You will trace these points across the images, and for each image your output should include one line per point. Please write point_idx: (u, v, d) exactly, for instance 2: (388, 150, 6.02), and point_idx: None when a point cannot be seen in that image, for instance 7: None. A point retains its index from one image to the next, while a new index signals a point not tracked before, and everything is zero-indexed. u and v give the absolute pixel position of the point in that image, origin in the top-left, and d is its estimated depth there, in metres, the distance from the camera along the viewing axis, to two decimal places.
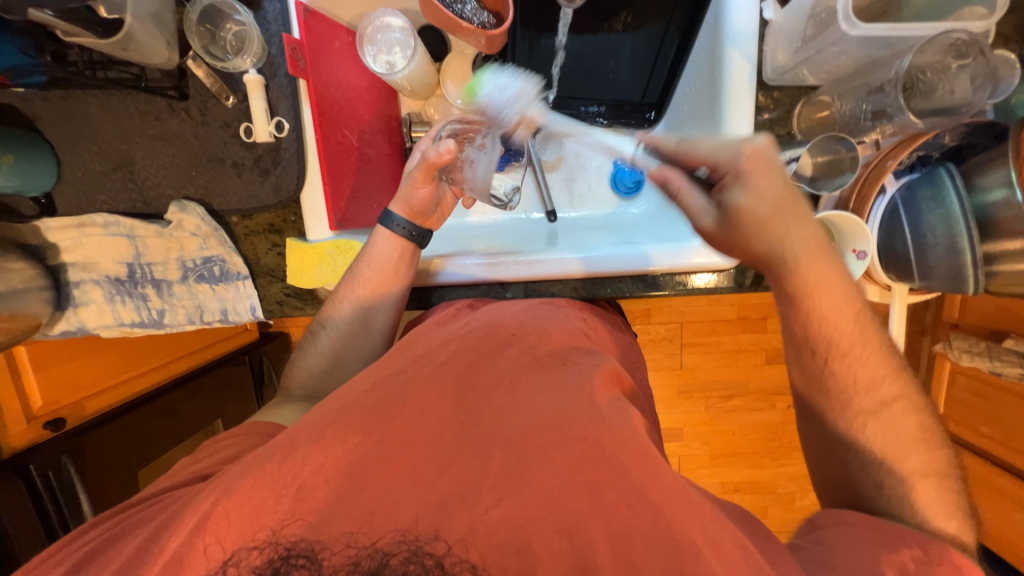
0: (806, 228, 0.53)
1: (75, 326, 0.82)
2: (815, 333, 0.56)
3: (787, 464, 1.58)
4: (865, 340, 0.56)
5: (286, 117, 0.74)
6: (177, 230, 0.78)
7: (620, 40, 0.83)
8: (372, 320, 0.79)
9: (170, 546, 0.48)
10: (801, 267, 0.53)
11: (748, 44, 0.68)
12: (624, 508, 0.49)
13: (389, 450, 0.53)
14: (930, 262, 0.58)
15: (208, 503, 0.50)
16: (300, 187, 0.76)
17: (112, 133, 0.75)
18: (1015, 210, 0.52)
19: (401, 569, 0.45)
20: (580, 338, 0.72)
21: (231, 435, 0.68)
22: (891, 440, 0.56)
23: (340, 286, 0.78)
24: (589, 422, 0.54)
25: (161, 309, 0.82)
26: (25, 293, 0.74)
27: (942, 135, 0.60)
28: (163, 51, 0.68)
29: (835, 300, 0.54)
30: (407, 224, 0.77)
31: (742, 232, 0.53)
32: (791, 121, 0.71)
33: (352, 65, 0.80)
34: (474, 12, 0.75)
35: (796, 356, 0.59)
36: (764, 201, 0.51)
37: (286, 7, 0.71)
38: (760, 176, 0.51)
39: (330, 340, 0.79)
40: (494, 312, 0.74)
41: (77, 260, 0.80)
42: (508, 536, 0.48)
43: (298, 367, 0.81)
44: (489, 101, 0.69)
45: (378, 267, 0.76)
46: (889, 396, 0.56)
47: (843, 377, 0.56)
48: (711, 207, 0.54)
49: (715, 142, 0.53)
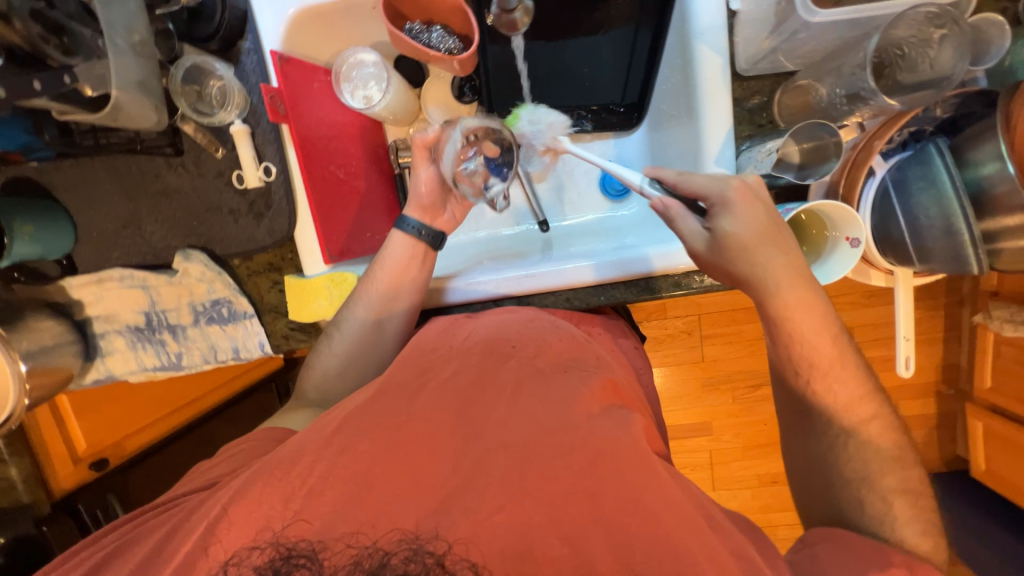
0: (782, 265, 0.56)
1: (104, 374, 0.90)
2: (798, 356, 0.58)
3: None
4: (846, 362, 0.58)
5: (273, 161, 0.77)
6: (185, 278, 0.82)
7: (591, 44, 0.83)
8: (386, 323, 0.78)
9: (182, 549, 0.51)
10: (785, 295, 0.56)
11: (717, 37, 0.66)
12: (625, 516, 0.50)
13: (395, 456, 0.54)
14: (928, 245, 0.55)
15: (218, 508, 0.52)
16: (293, 226, 0.79)
17: (118, 194, 0.80)
18: (1009, 183, 0.48)
19: (401, 568, 0.47)
20: (582, 348, 0.70)
21: (250, 438, 0.71)
22: (878, 442, 0.58)
23: (355, 291, 0.80)
24: (589, 433, 0.54)
25: (179, 351, 0.88)
26: (56, 349, 0.82)
27: (932, 108, 0.59)
28: (151, 114, 0.67)
29: (813, 328, 0.57)
30: (419, 225, 0.80)
31: (730, 256, 0.55)
32: (772, 108, 0.69)
33: (334, 103, 0.82)
34: (440, 39, 0.76)
35: (779, 382, 0.63)
36: (750, 229, 0.54)
37: (262, 58, 0.74)
38: (744, 209, 0.55)
39: (343, 343, 0.79)
40: (494, 326, 0.72)
41: (100, 313, 0.87)
42: (509, 542, 0.49)
43: (312, 367, 0.80)
44: (529, 134, 0.85)
45: (391, 270, 0.78)
46: (866, 417, 0.58)
47: (825, 400, 0.59)
48: (702, 232, 0.57)
49: (705, 177, 0.58)
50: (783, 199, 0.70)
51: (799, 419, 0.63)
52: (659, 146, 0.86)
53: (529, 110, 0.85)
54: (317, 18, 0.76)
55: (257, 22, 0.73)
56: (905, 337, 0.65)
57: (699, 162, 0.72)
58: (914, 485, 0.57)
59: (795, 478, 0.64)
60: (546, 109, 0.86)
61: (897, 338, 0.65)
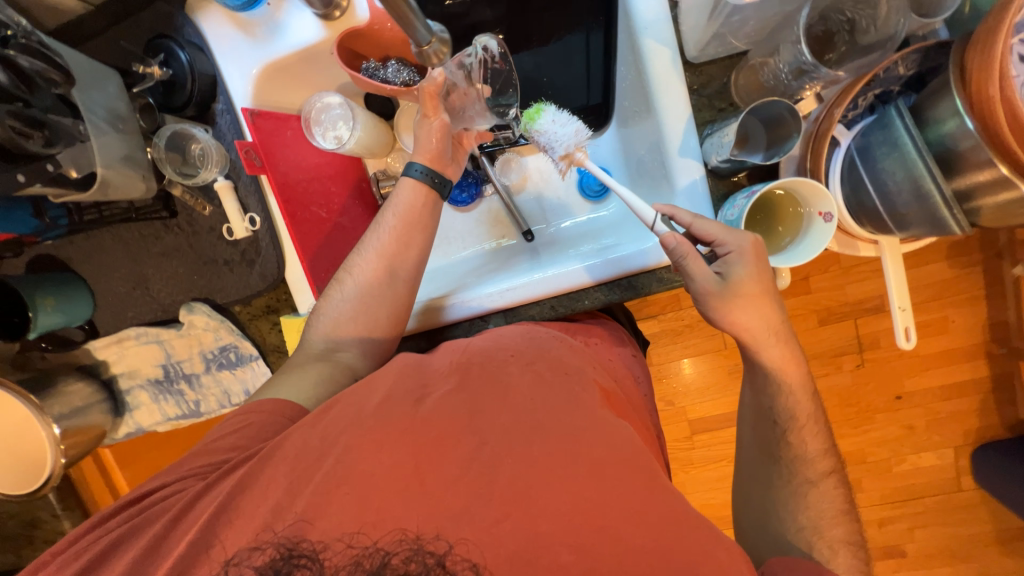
0: (772, 331, 0.63)
1: (134, 427, 0.96)
2: (781, 405, 0.66)
3: (871, 429, 1.36)
4: (816, 416, 0.67)
5: (257, 212, 0.81)
6: (191, 328, 0.87)
7: (551, 54, 0.84)
8: (398, 270, 0.76)
9: (181, 545, 0.52)
10: (773, 346, 0.64)
11: (662, 31, 0.66)
12: (628, 518, 0.51)
13: (401, 460, 0.53)
14: (902, 210, 0.54)
15: (223, 497, 0.54)
16: (282, 268, 0.83)
17: (125, 258, 0.85)
18: (971, 139, 0.47)
19: (403, 567, 0.49)
20: (580, 355, 0.69)
21: (258, 405, 0.65)
22: (835, 495, 0.64)
23: (365, 238, 0.78)
24: (592, 439, 0.54)
25: (197, 399, 0.93)
26: (87, 409, 0.89)
27: (896, 67, 0.57)
28: (139, 184, 0.71)
29: (791, 384, 0.66)
30: (427, 170, 0.78)
31: (737, 300, 0.61)
32: (729, 92, 0.68)
33: (309, 148, 0.87)
34: (395, 73, 0.78)
35: (757, 423, 0.69)
36: (759, 279, 0.61)
37: (235, 117, 0.79)
38: (750, 263, 0.61)
39: (355, 287, 0.74)
40: (493, 339, 0.69)
41: (123, 370, 0.93)
42: (518, 547, 0.49)
43: (321, 316, 0.75)
44: (550, 135, 0.70)
45: (403, 216, 0.76)
46: (826, 469, 0.65)
47: (799, 448, 0.66)
48: (715, 276, 0.61)
49: (720, 226, 0.62)
50: (758, 177, 0.69)
51: (766, 465, 0.67)
52: (630, 143, 0.86)
53: (552, 112, 0.72)
54: (278, 72, 0.79)
55: (225, 84, 0.78)
56: (900, 307, 0.62)
57: (665, 155, 0.71)
58: (855, 539, 0.62)
59: (740, 505, 0.70)
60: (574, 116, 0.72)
61: (892, 309, 0.62)
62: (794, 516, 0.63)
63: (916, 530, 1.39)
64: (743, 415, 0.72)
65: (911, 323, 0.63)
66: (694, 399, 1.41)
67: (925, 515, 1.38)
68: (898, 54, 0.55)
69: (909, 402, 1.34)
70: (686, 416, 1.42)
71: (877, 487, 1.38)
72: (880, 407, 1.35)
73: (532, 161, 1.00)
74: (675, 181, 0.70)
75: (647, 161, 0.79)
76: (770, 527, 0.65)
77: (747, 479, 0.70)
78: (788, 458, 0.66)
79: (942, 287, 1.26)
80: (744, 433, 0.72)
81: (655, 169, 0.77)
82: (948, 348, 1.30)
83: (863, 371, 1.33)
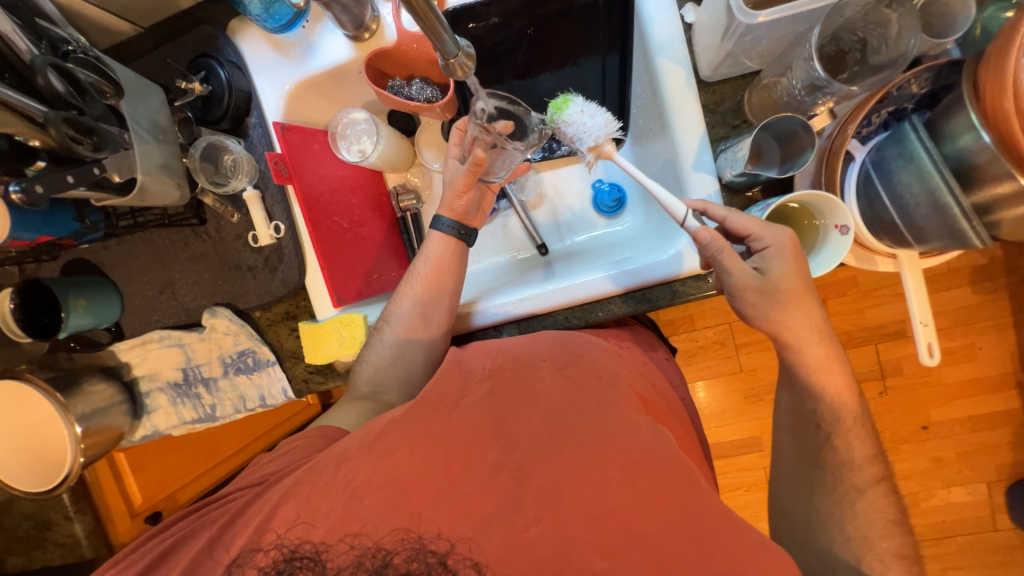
0: (816, 332, 0.64)
1: (151, 430, 0.98)
2: (829, 409, 0.65)
3: (899, 460, 1.30)
4: (861, 420, 0.65)
5: (282, 220, 0.84)
6: (212, 332, 0.89)
7: (568, 76, 0.88)
8: (432, 316, 0.78)
9: (221, 565, 0.53)
10: (806, 351, 0.64)
11: (676, 51, 0.69)
12: (667, 534, 0.49)
13: (433, 465, 0.53)
14: (919, 223, 0.54)
15: (269, 505, 0.54)
16: (303, 275, 0.85)
17: (155, 264, 0.89)
18: (987, 153, 0.49)
19: (404, 566, 0.50)
20: (618, 361, 0.67)
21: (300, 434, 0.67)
22: (885, 506, 0.62)
23: (400, 285, 0.81)
24: (630, 445, 0.53)
25: (213, 403, 0.94)
26: (108, 409, 0.90)
27: (908, 87, 0.59)
28: (173, 191, 0.75)
29: (830, 387, 0.65)
30: (453, 223, 0.80)
31: (778, 297, 0.61)
32: (743, 110, 0.70)
33: (333, 161, 0.90)
34: (419, 90, 0.84)
35: (798, 427, 0.67)
36: (799, 274, 0.61)
37: (268, 129, 0.83)
38: (788, 258, 0.60)
39: (395, 334, 0.78)
40: (525, 341, 0.68)
41: (144, 373, 0.95)
42: (548, 554, 0.49)
43: (366, 361, 0.78)
44: (578, 125, 0.70)
45: (434, 264, 0.79)
46: (872, 477, 0.63)
47: (845, 453, 0.64)
48: (754, 272, 0.61)
49: (754, 220, 0.62)
50: (770, 193, 0.69)
51: (810, 472, 0.66)
52: (643, 160, 0.89)
53: (581, 102, 0.72)
54: (310, 88, 0.84)
55: (259, 100, 0.83)
56: (921, 323, 0.61)
57: (677, 170, 0.72)
58: (908, 552, 0.60)
59: (779, 516, 0.68)
60: (602, 108, 0.72)
61: (913, 324, 0.61)
62: (842, 526, 0.62)
63: (951, 572, 1.31)
64: (779, 421, 0.70)
65: (933, 340, 0.62)
66: (712, 423, 1.37)
67: (959, 555, 1.31)
68: (910, 73, 0.57)
69: (935, 433, 1.29)
70: None
71: (913, 524, 1.31)
72: (905, 437, 1.30)
73: (548, 177, 1.03)
74: (689, 194, 0.71)
75: (661, 176, 0.81)
76: (813, 540, 0.63)
77: (785, 484, 0.68)
78: (834, 463, 0.64)
79: (968, 312, 1.23)
80: (781, 440, 0.70)
81: (670, 185, 0.78)
82: (979, 376, 1.26)
83: (885, 400, 1.29)
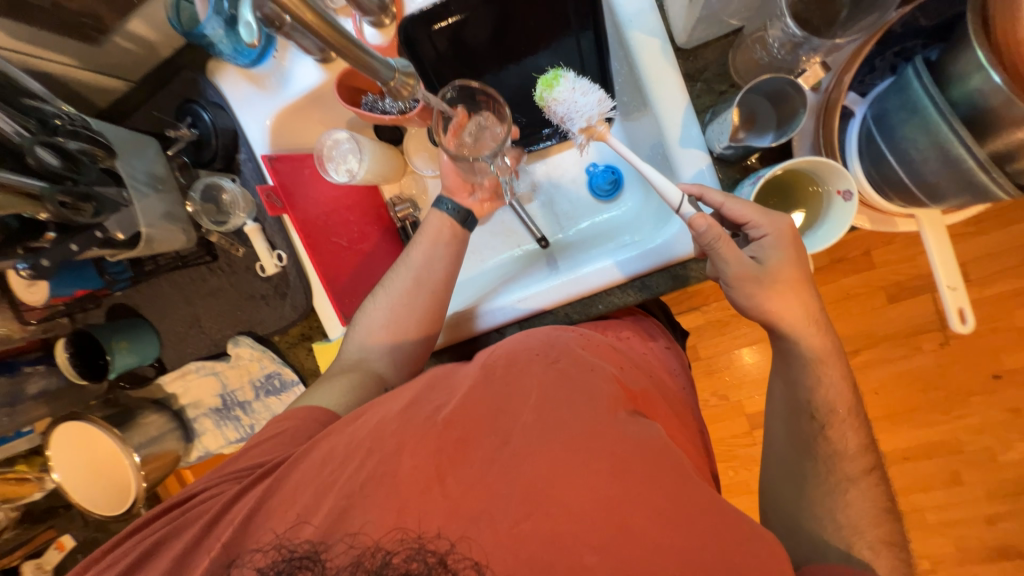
0: (813, 321, 0.59)
1: (203, 452, 1.07)
2: (822, 401, 0.61)
3: (966, 415, 1.20)
4: (856, 409, 0.61)
5: (284, 248, 0.87)
6: (240, 360, 0.95)
7: (541, 63, 0.84)
8: (434, 266, 0.80)
9: (205, 560, 0.55)
10: (809, 338, 0.60)
11: (647, 21, 0.64)
12: (654, 526, 0.49)
13: (423, 463, 0.54)
14: (932, 180, 0.48)
15: (252, 502, 0.57)
16: (310, 298, 0.89)
17: (181, 304, 0.94)
18: (1001, 94, 0.43)
19: (403, 566, 0.50)
20: (604, 355, 0.66)
21: (292, 415, 0.69)
22: (876, 495, 0.59)
23: (406, 248, 0.83)
24: (621, 434, 0.53)
25: (251, 422, 1.01)
26: (162, 437, 1.00)
27: (916, 19, 0.54)
28: (179, 235, 0.80)
29: (830, 373, 0.60)
30: (456, 205, 0.82)
31: (778, 284, 0.57)
32: (729, 73, 0.65)
33: (325, 184, 0.92)
34: (393, 103, 0.81)
35: (791, 417, 0.63)
36: (800, 263, 0.57)
37: (258, 164, 0.86)
38: (787, 247, 0.56)
39: (388, 297, 0.79)
40: (521, 337, 0.68)
41: (190, 402, 1.04)
42: (538, 551, 0.49)
43: (357, 327, 0.81)
44: (569, 104, 0.67)
45: (428, 233, 0.82)
46: (864, 466, 0.60)
47: (838, 444, 0.60)
48: (751, 261, 0.57)
49: (754, 207, 0.57)
50: (770, 160, 0.64)
51: (799, 461, 0.62)
52: (633, 136, 0.84)
53: (572, 78, 0.68)
54: (291, 115, 0.85)
55: (245, 135, 0.85)
56: (948, 286, 0.56)
57: (664, 149, 0.68)
58: (896, 539, 0.57)
59: (768, 502, 0.66)
60: (596, 85, 0.68)
61: (941, 288, 0.56)
62: (832, 516, 0.59)
63: None
64: (772, 411, 0.66)
65: (966, 303, 0.56)
66: (751, 392, 1.32)
67: None
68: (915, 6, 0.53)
69: (1012, 381, 1.17)
70: (743, 409, 1.33)
71: (983, 476, 1.21)
72: (978, 388, 1.19)
73: (539, 168, 1.00)
74: (679, 174, 0.66)
75: (650, 158, 0.76)
76: (804, 530, 0.60)
77: (777, 473, 0.64)
78: (826, 454, 0.60)
79: None
80: (773, 429, 0.66)
81: (660, 166, 0.73)
82: None
83: (947, 350, 1.18)
